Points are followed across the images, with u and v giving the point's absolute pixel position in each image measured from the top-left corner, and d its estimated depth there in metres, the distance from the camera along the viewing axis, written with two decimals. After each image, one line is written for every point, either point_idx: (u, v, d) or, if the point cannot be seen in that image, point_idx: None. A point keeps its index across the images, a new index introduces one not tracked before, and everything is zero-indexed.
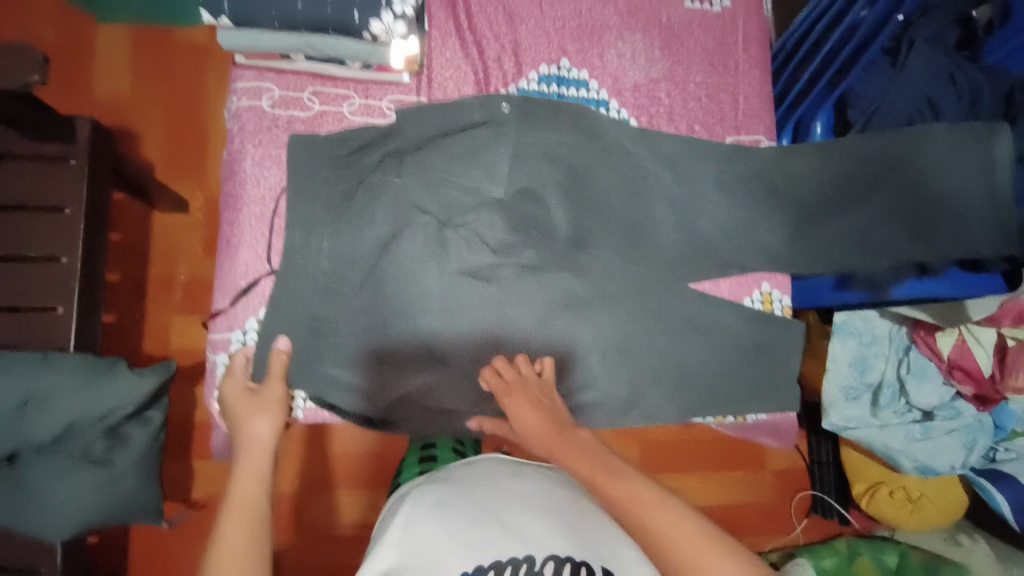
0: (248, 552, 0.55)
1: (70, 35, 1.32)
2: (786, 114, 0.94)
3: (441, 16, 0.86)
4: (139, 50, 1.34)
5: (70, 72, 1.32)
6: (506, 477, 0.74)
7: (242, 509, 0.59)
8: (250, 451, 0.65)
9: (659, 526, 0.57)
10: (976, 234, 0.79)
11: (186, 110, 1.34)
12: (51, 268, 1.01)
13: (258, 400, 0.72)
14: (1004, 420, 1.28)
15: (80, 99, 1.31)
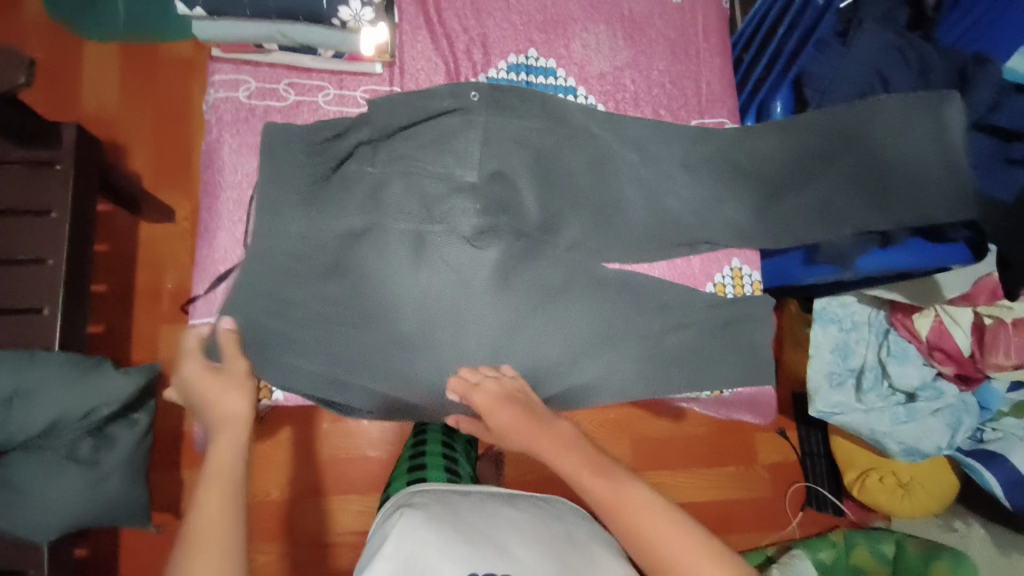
0: (230, 523, 0.58)
1: (57, 51, 1.35)
2: (748, 99, 1.00)
3: (412, 11, 0.90)
4: (125, 64, 1.37)
5: (59, 88, 1.35)
6: (499, 505, 0.75)
7: (219, 474, 0.60)
8: (220, 427, 0.65)
9: (655, 534, 0.61)
10: (931, 199, 0.82)
11: (173, 120, 1.38)
12: (36, 270, 1.02)
13: (220, 376, 0.69)
14: (987, 399, 1.31)
15: (69, 112, 1.34)
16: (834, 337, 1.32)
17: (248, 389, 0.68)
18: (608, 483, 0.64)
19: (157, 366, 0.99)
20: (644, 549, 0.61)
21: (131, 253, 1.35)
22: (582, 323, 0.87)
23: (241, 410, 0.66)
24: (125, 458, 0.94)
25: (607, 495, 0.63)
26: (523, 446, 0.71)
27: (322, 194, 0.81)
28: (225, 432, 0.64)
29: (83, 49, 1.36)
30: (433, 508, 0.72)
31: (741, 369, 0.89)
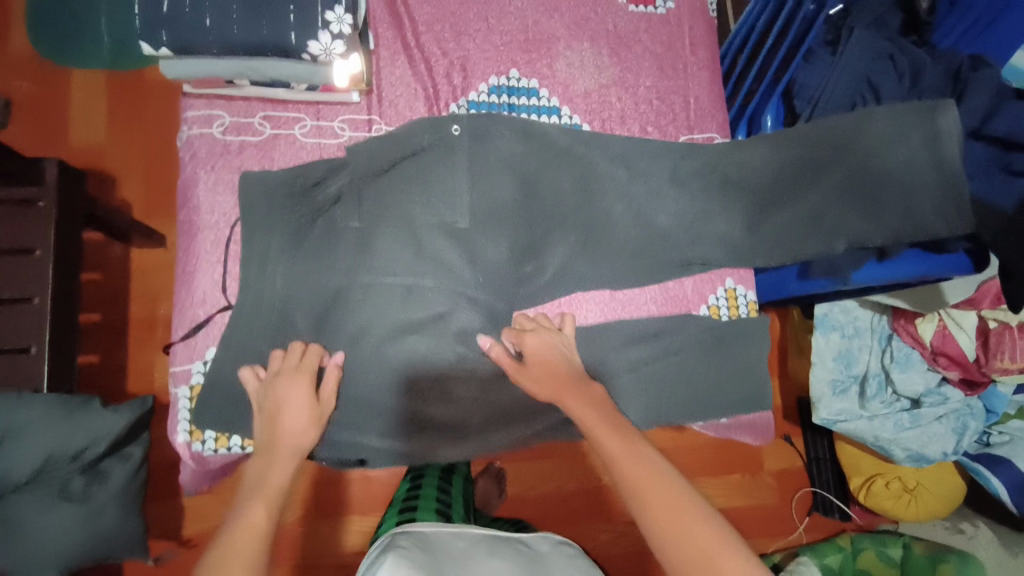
0: (262, 523, 0.56)
1: (44, 81, 1.34)
2: (738, 112, 0.98)
3: (389, 36, 0.87)
4: (113, 93, 1.35)
5: (44, 120, 1.33)
6: (484, 556, 0.73)
7: (268, 491, 0.60)
8: (284, 455, 0.65)
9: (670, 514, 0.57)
10: (926, 209, 0.78)
11: (163, 150, 1.36)
12: (22, 310, 1.00)
13: (315, 407, 0.70)
14: (995, 404, 1.27)
15: (58, 144, 1.33)
16: (836, 344, 1.32)
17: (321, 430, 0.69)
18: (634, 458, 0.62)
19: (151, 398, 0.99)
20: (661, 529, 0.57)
21: (123, 282, 1.34)
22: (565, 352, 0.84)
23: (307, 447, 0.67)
24: (117, 490, 0.94)
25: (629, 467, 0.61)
26: (551, 393, 0.72)
27: (300, 232, 0.79)
28: (284, 458, 0.64)
29: (68, 79, 1.34)
30: (412, 553, 0.71)
31: (741, 392, 0.86)
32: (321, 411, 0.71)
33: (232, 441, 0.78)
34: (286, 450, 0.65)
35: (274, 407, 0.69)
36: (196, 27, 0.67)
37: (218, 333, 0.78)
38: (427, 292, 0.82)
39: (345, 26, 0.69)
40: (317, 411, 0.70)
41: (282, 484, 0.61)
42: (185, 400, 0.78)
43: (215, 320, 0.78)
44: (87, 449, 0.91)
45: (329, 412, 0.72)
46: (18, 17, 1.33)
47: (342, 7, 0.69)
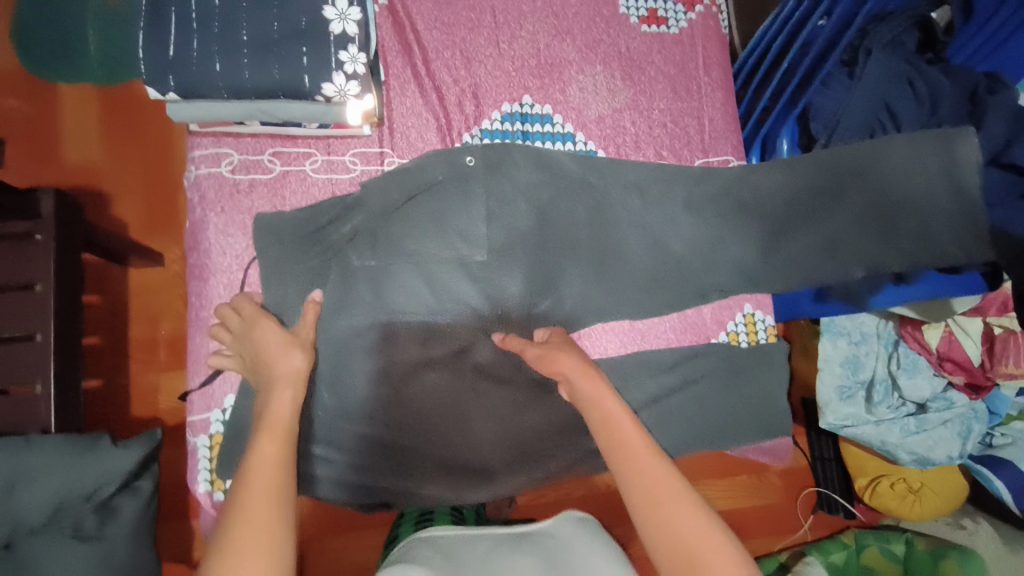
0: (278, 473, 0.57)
1: (37, 103, 1.28)
2: (752, 132, 0.96)
3: (399, 64, 0.85)
4: (109, 115, 1.30)
5: (37, 139, 1.27)
6: (508, 556, 0.70)
7: (274, 425, 0.60)
8: (281, 382, 0.64)
9: (659, 486, 0.60)
10: (945, 239, 0.79)
11: (162, 172, 1.31)
12: (25, 347, 0.94)
13: (287, 339, 0.68)
14: (998, 406, 1.29)
15: (51, 169, 1.27)
16: (843, 351, 1.30)
17: (310, 351, 0.68)
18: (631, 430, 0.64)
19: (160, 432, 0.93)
20: (646, 501, 0.59)
21: (119, 305, 1.25)
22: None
23: (299, 370, 0.66)
24: (132, 527, 0.86)
25: (623, 441, 0.63)
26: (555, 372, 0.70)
27: (315, 275, 0.77)
28: (285, 386, 0.64)
29: (61, 99, 1.29)
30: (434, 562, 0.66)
31: (758, 417, 0.88)
32: (292, 336, 0.69)
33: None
34: (281, 388, 0.64)
35: (252, 351, 0.69)
36: (205, 73, 0.64)
37: (236, 381, 0.77)
38: (446, 330, 0.82)
39: (359, 66, 0.68)
40: (296, 336, 0.69)
41: (290, 430, 0.61)
42: (204, 448, 0.78)
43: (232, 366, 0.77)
44: (100, 491, 0.85)
45: (308, 340, 0.70)
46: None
47: (356, 46, 0.67)
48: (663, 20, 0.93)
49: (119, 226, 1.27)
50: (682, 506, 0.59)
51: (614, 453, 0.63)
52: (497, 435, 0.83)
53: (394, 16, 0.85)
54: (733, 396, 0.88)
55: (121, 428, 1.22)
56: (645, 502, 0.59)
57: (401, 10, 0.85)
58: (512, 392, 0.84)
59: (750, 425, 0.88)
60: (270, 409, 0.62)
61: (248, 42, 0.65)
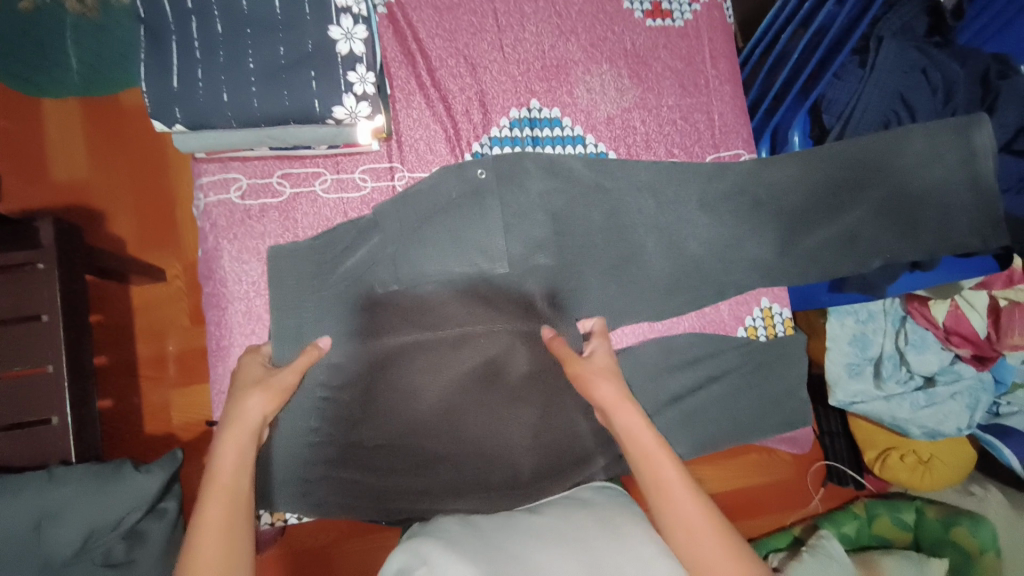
0: (227, 530, 0.56)
1: (9, 108, 1.13)
2: (763, 121, 0.93)
3: (403, 75, 0.83)
4: (95, 117, 1.16)
5: (12, 156, 1.13)
6: (527, 514, 0.69)
7: (218, 481, 0.59)
8: (231, 429, 0.63)
9: (672, 484, 0.62)
10: (962, 227, 0.81)
11: (154, 178, 1.17)
12: (37, 380, 0.90)
13: (263, 381, 0.68)
14: (1003, 375, 1.29)
15: (35, 183, 1.13)
16: (850, 329, 1.30)
17: (273, 400, 0.67)
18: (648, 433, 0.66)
19: (180, 453, 0.91)
20: (662, 492, 0.62)
21: (123, 323, 1.17)
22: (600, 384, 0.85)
23: (258, 415, 0.65)
24: (162, 549, 0.85)
25: (640, 443, 0.66)
26: (583, 371, 0.73)
27: (343, 300, 0.77)
28: (236, 437, 0.63)
29: (40, 103, 1.14)
30: (453, 533, 0.64)
31: (782, 410, 0.90)
32: (271, 377, 0.69)
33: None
34: (234, 438, 0.62)
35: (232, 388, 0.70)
36: (212, 105, 0.62)
37: None
38: (475, 339, 0.83)
39: (368, 86, 0.65)
40: (269, 380, 0.68)
41: (240, 486, 0.59)
42: None
43: None
44: (127, 518, 0.83)
45: (286, 380, 0.69)
46: None
47: (364, 65, 0.65)
48: (669, 13, 0.91)
49: (116, 245, 1.15)
50: (692, 503, 0.61)
51: (636, 456, 0.65)
52: (540, 429, 0.85)
53: (394, 25, 0.83)
54: (755, 392, 0.89)
55: (134, 450, 1.14)
56: (660, 498, 0.62)
57: (402, 18, 0.83)
58: (542, 404, 0.85)
59: (772, 417, 0.90)
60: (212, 468, 0.60)
61: (254, 70, 0.63)
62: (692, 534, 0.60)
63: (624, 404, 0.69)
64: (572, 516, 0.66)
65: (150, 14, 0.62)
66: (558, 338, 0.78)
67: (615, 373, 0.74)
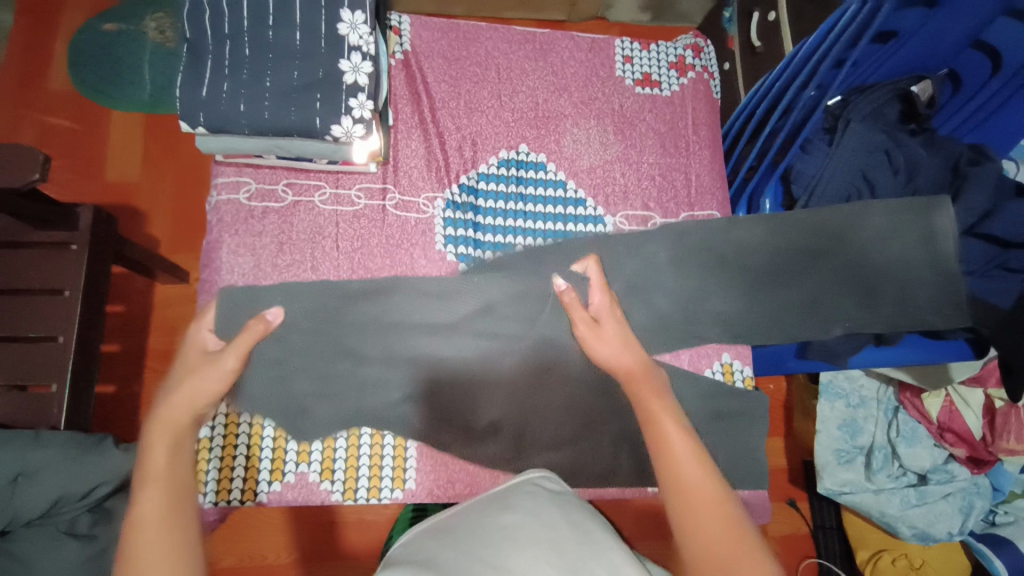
0: (171, 517, 0.58)
1: (82, 116, 1.30)
2: (741, 188, 1.05)
3: (407, 111, 0.93)
4: (151, 129, 1.31)
5: (75, 155, 1.28)
6: (498, 510, 0.67)
7: (159, 477, 0.61)
8: (159, 424, 0.66)
9: (694, 482, 0.61)
10: (920, 299, 0.84)
11: (192, 185, 1.30)
12: (47, 347, 0.97)
13: (206, 364, 0.71)
14: (1001, 482, 1.18)
15: (89, 180, 1.28)
16: (840, 412, 1.23)
17: (219, 386, 0.70)
18: (669, 419, 0.67)
19: None
20: (669, 470, 0.62)
21: (141, 313, 1.26)
22: (555, 420, 0.86)
23: (200, 405, 0.68)
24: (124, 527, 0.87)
25: (662, 421, 0.66)
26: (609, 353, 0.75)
27: None
28: (163, 432, 0.65)
29: (107, 114, 1.31)
30: (428, 553, 0.62)
31: (740, 470, 0.89)
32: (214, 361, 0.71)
33: (285, 474, 0.83)
34: (162, 430, 0.65)
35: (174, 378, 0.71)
36: (232, 113, 0.73)
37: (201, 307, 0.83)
38: None
39: (365, 111, 0.76)
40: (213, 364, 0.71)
41: (183, 475, 0.62)
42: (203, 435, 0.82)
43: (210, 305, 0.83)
44: (95, 491, 0.87)
45: (228, 361, 0.71)
46: (60, 58, 1.31)
47: (364, 94, 0.76)
48: (657, 83, 1.01)
49: (150, 242, 1.27)
50: (716, 499, 0.59)
51: (658, 454, 0.64)
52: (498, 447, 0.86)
53: (407, 69, 0.94)
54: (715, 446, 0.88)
55: (128, 436, 1.19)
56: (673, 482, 0.61)
57: (415, 65, 0.95)
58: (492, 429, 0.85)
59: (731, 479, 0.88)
60: (148, 460, 0.63)
61: (271, 89, 0.74)
62: (714, 535, 0.57)
63: (645, 372, 0.72)
64: (546, 516, 0.65)
65: (195, 36, 0.75)
66: (570, 291, 0.78)
67: (624, 336, 0.76)
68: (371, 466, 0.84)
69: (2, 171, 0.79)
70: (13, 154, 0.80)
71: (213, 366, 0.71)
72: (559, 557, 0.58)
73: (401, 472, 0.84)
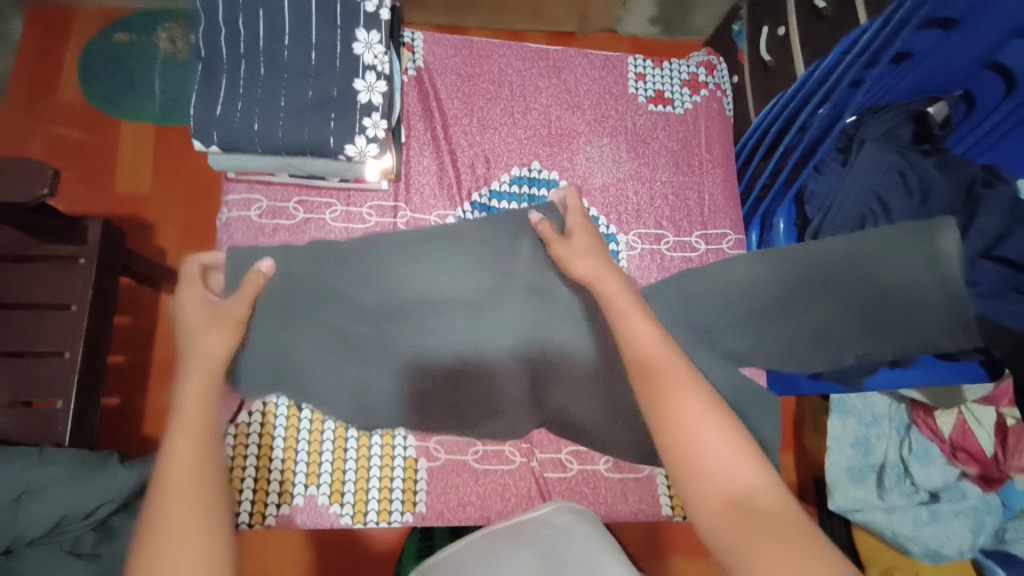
0: (199, 463, 0.54)
1: (91, 128, 1.30)
2: (752, 207, 1.04)
3: (420, 128, 0.93)
4: (161, 141, 1.31)
5: (83, 165, 1.28)
6: (504, 550, 0.70)
7: (190, 419, 0.57)
8: (193, 372, 0.62)
9: (665, 370, 0.57)
10: (930, 326, 0.80)
11: (202, 197, 1.30)
12: (53, 362, 0.96)
13: (215, 318, 0.67)
14: (1011, 498, 1.12)
15: (98, 192, 1.27)
16: (852, 430, 1.21)
17: (234, 335, 0.67)
18: (638, 315, 0.63)
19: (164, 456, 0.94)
20: (640, 365, 0.58)
21: (146, 325, 1.24)
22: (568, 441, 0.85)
23: (220, 354, 0.65)
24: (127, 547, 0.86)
25: (631, 315, 0.63)
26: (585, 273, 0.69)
27: None
28: (195, 375, 0.62)
29: (117, 125, 1.30)
30: None
31: None
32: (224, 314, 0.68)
33: (294, 497, 0.82)
34: (191, 377, 0.61)
35: (178, 326, 0.67)
36: (244, 131, 0.72)
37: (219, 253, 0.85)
38: None
39: (379, 131, 0.75)
40: (222, 316, 0.67)
41: (211, 419, 0.59)
42: None
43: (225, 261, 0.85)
44: (99, 509, 0.85)
45: (239, 314, 0.68)
46: (71, 70, 1.31)
47: (378, 113, 0.75)
48: (670, 101, 1.01)
49: (157, 253, 1.26)
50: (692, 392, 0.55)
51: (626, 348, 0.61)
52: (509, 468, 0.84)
53: (420, 86, 0.94)
54: None
55: (131, 451, 1.17)
56: (646, 375, 0.57)
57: (428, 82, 0.94)
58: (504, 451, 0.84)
59: None
60: (180, 404, 0.59)
61: (285, 107, 0.73)
62: (726, 486, 0.49)
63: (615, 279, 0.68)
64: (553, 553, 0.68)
65: (209, 54, 0.74)
66: (543, 222, 0.75)
67: (596, 247, 0.72)
68: (382, 488, 0.83)
69: (14, 186, 0.79)
70: (25, 170, 0.79)
71: (224, 318, 0.67)
72: None
73: (412, 495, 0.84)
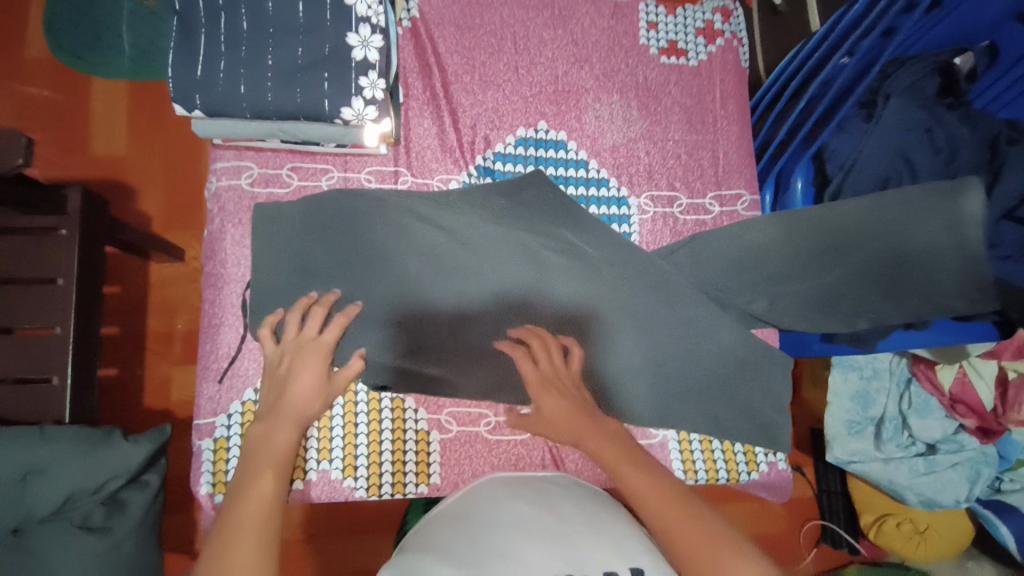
0: (273, 508, 0.58)
1: (61, 87, 1.21)
2: (768, 165, 0.97)
3: (419, 86, 0.86)
4: (137, 100, 1.22)
5: (56, 127, 1.20)
6: (507, 498, 0.66)
7: (275, 461, 0.63)
8: (291, 419, 0.67)
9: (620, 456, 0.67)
10: (946, 287, 0.80)
11: (185, 161, 1.23)
12: (46, 340, 0.93)
13: (327, 381, 0.70)
14: (1009, 450, 1.15)
15: (74, 156, 1.19)
16: (853, 385, 1.18)
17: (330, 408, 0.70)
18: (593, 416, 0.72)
19: (168, 431, 0.93)
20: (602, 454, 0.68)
21: (138, 295, 1.20)
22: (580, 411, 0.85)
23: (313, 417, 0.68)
24: (139, 521, 0.85)
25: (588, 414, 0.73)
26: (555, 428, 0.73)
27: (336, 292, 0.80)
28: (290, 422, 0.66)
29: (89, 83, 1.21)
30: (439, 539, 0.60)
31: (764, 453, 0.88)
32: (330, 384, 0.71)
33: (307, 472, 0.79)
34: (286, 424, 0.66)
35: (286, 374, 0.70)
36: (231, 95, 0.66)
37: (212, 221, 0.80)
38: (471, 315, 0.82)
39: (377, 92, 0.69)
40: (327, 386, 0.70)
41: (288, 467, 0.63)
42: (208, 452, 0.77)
43: (215, 229, 0.80)
44: (108, 484, 0.84)
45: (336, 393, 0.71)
46: (32, 22, 1.21)
47: (375, 72, 0.70)
48: (683, 51, 0.94)
49: (143, 220, 1.20)
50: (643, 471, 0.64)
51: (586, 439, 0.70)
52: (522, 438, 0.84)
53: (416, 38, 0.87)
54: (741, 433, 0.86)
55: (132, 423, 1.15)
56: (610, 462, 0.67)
57: (424, 34, 0.87)
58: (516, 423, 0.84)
59: (757, 465, 0.86)
60: (273, 443, 0.64)
61: (273, 67, 0.67)
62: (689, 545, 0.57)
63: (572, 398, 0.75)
64: (560, 508, 0.64)
65: (185, 6, 0.67)
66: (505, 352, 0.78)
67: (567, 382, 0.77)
68: (395, 461, 0.81)
69: None
70: None
71: (330, 385, 0.70)
72: (569, 546, 0.56)
73: (425, 467, 0.82)
